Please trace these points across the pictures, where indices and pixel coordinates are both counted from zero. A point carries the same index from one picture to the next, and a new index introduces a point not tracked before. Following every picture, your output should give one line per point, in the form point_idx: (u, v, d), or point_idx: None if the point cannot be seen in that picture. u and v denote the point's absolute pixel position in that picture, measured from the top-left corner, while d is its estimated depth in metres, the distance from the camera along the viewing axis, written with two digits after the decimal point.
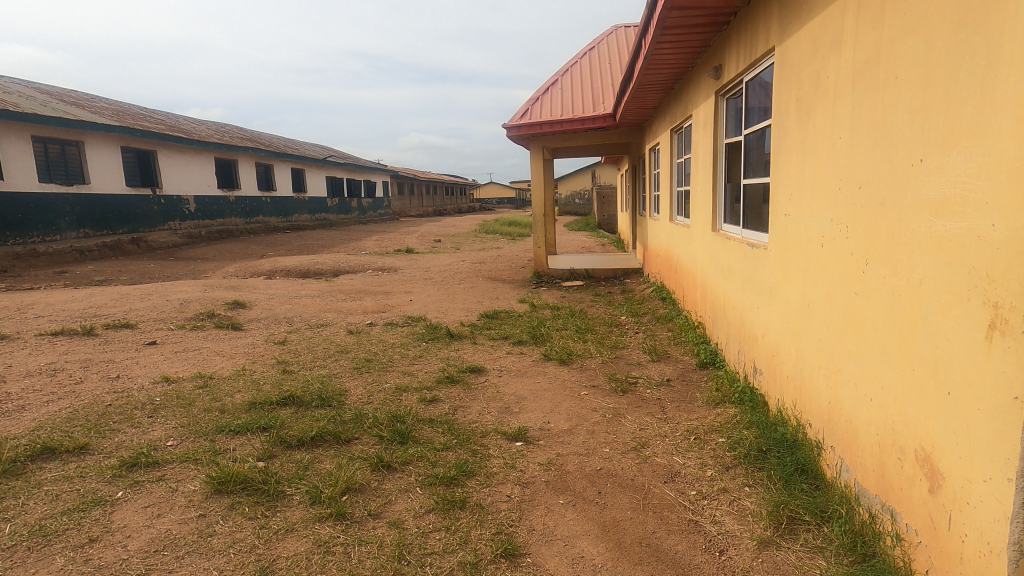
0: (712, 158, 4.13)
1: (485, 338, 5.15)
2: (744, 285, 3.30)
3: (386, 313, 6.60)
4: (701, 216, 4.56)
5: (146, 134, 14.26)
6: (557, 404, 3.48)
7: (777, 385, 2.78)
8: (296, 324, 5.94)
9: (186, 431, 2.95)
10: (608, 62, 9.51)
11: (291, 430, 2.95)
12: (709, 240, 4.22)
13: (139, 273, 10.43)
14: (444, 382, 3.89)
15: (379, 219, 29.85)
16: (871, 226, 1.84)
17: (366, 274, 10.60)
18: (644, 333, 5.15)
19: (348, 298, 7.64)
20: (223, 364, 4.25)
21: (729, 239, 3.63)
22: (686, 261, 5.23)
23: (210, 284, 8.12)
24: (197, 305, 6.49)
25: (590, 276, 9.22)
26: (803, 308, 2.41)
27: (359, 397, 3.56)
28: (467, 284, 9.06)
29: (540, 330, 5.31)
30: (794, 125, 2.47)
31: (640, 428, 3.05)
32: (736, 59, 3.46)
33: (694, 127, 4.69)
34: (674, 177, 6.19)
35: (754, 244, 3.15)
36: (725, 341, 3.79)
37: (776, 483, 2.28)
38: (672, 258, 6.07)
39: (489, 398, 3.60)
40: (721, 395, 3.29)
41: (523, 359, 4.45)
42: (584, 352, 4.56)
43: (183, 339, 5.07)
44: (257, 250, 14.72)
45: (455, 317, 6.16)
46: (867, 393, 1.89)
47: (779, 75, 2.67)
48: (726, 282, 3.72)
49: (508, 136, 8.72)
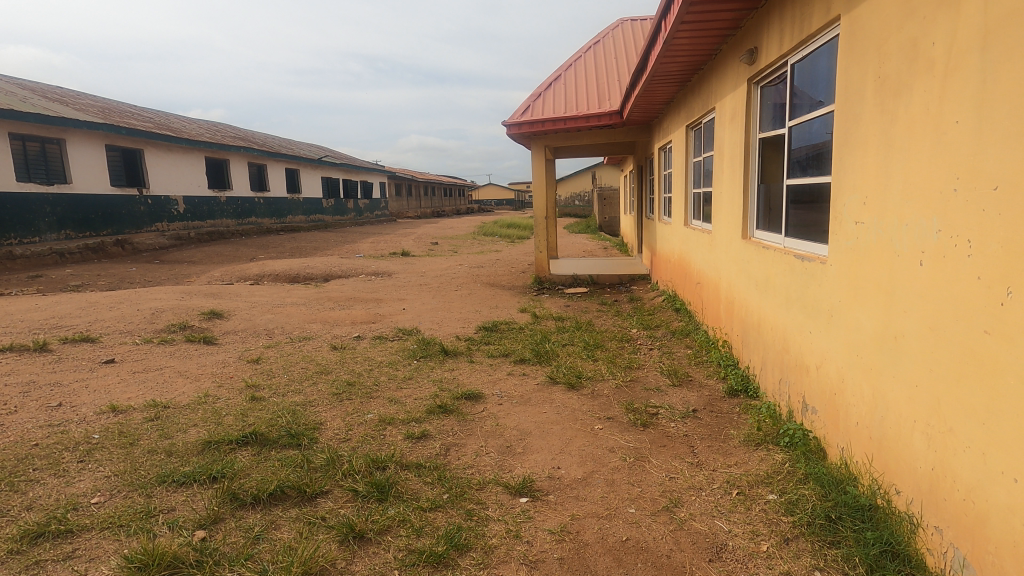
0: (742, 156, 3.64)
1: (483, 356, 4.63)
2: (789, 303, 2.80)
3: (376, 324, 6.08)
4: (726, 221, 4.05)
5: (133, 132, 13.71)
6: (568, 442, 2.96)
7: (839, 431, 2.27)
8: (275, 338, 5.41)
9: (120, 482, 2.43)
10: (613, 57, 9.01)
11: (246, 482, 2.42)
12: (738, 248, 3.72)
13: (119, 277, 9.89)
14: (435, 413, 3.37)
15: (375, 220, 29.30)
16: (1014, 241, 1.33)
17: (358, 279, 10.07)
18: (660, 351, 4.63)
19: (336, 306, 7.12)
20: (185, 389, 3.72)
21: (766, 249, 3.12)
22: (706, 270, 4.71)
23: (188, 291, 7.59)
24: (170, 315, 5.95)
25: (594, 282, 8.72)
26: (887, 342, 1.91)
27: (335, 432, 3.05)
28: (464, 291, 8.53)
29: (544, 346, 4.80)
30: (872, 109, 1.98)
31: (670, 477, 2.53)
32: (778, 39, 2.97)
33: (718, 121, 4.19)
34: (689, 177, 5.68)
35: (801, 255, 2.65)
36: (761, 366, 3.27)
37: (856, 569, 1.77)
38: (688, 266, 5.56)
39: (487, 434, 3.09)
40: (763, 434, 2.78)
41: (526, 383, 3.92)
42: (595, 374, 4.05)
43: (147, 357, 4.54)
44: (246, 252, 14.18)
45: (450, 330, 5.65)
46: (1004, 469, 1.38)
47: (845, 50, 2.17)
48: (760, 297, 3.24)
49: (508, 134, 8.21)
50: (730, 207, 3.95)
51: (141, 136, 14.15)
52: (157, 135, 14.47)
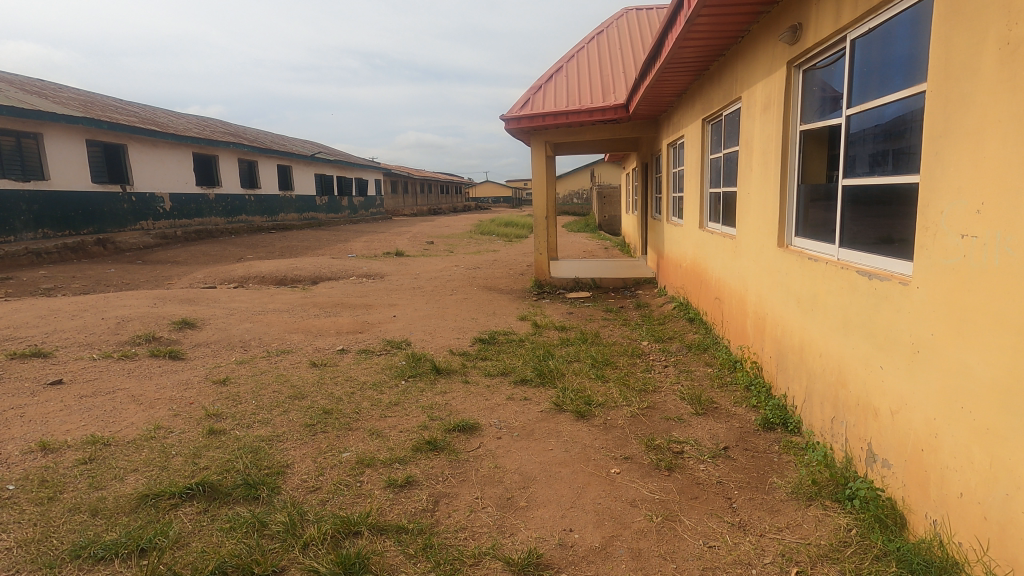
0: (779, 151, 3.16)
1: (479, 375, 4.13)
2: (846, 329, 2.33)
3: (363, 335, 5.58)
4: (756, 225, 3.57)
5: (114, 127, 13.15)
6: (579, 492, 2.49)
7: (929, 499, 1.81)
8: (250, 352, 4.90)
9: (22, 558, 1.92)
10: (618, 47, 8.51)
11: (181, 558, 1.93)
12: (772, 257, 3.24)
13: (95, 280, 9.34)
14: (422, 451, 2.88)
15: (369, 218, 28.74)
16: None
17: (348, 282, 9.56)
18: (677, 370, 4.15)
19: (321, 313, 6.60)
20: (134, 419, 3.21)
21: (814, 261, 2.64)
22: (728, 279, 4.23)
23: (163, 296, 7.06)
24: (137, 324, 5.44)
25: (596, 286, 8.25)
26: (1015, 397, 1.44)
27: (304, 479, 2.56)
28: (460, 296, 8.03)
29: (547, 363, 4.31)
30: (992, 86, 1.51)
31: (710, 546, 2.06)
32: (832, 11, 2.48)
33: (746, 111, 3.71)
34: (706, 175, 5.19)
35: (868, 271, 2.18)
36: (804, 398, 2.79)
37: None
38: (703, 272, 5.10)
39: (484, 479, 2.61)
40: (817, 486, 2.30)
41: (528, 411, 3.43)
42: (606, 399, 3.57)
43: (101, 376, 4.03)
44: (233, 252, 13.66)
45: (444, 342, 5.16)
46: None
47: (946, 15, 1.70)
48: (804, 317, 2.77)
49: (507, 128, 7.73)
50: (760, 210, 3.47)
51: (124, 132, 13.61)
52: (141, 130, 13.92)
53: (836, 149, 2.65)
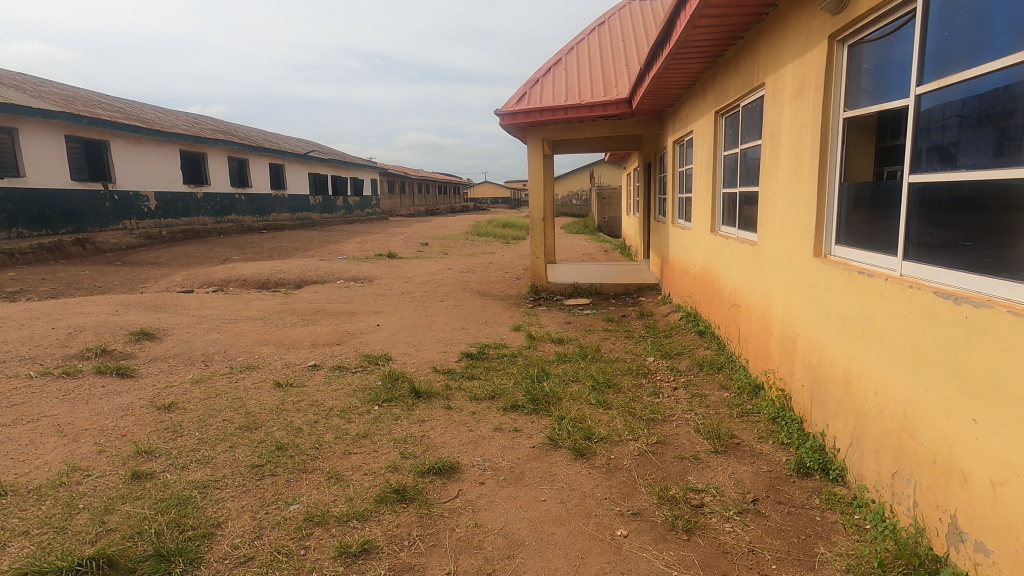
0: (816, 144, 2.67)
1: (463, 400, 3.62)
2: (918, 366, 1.84)
3: (340, 348, 5.06)
4: (782, 231, 3.09)
5: (95, 123, 12.63)
6: (577, 563, 1.99)
7: None
8: (211, 368, 4.39)
9: None
10: (621, 39, 8.03)
11: None
12: (806, 268, 2.75)
13: (65, 282, 8.80)
14: (387, 503, 2.38)
15: (365, 218, 28.21)
16: None
17: (334, 286, 9.05)
18: (688, 395, 3.65)
19: (299, 322, 6.10)
20: (48, 457, 2.69)
21: (867, 278, 2.15)
22: (748, 291, 3.74)
23: (129, 302, 6.53)
24: (90, 335, 4.92)
25: (596, 292, 7.76)
26: None
27: (234, 545, 2.06)
28: (451, 302, 7.52)
29: (541, 385, 3.82)
30: None
31: None
32: None
33: (772, 99, 3.22)
34: (718, 175, 4.70)
35: (953, 293, 1.69)
36: (852, 442, 2.31)
37: None
38: (716, 282, 4.61)
39: (459, 544, 2.11)
40: (882, 567, 1.81)
41: (517, 448, 2.92)
42: (610, 431, 3.08)
43: (30, 399, 3.52)
44: (219, 252, 13.14)
45: (428, 357, 4.66)
46: None
47: None
48: (852, 344, 2.28)
49: (501, 124, 7.24)
50: (789, 213, 2.98)
51: (106, 127, 13.07)
52: (123, 126, 13.39)
53: (903, 139, 2.14)
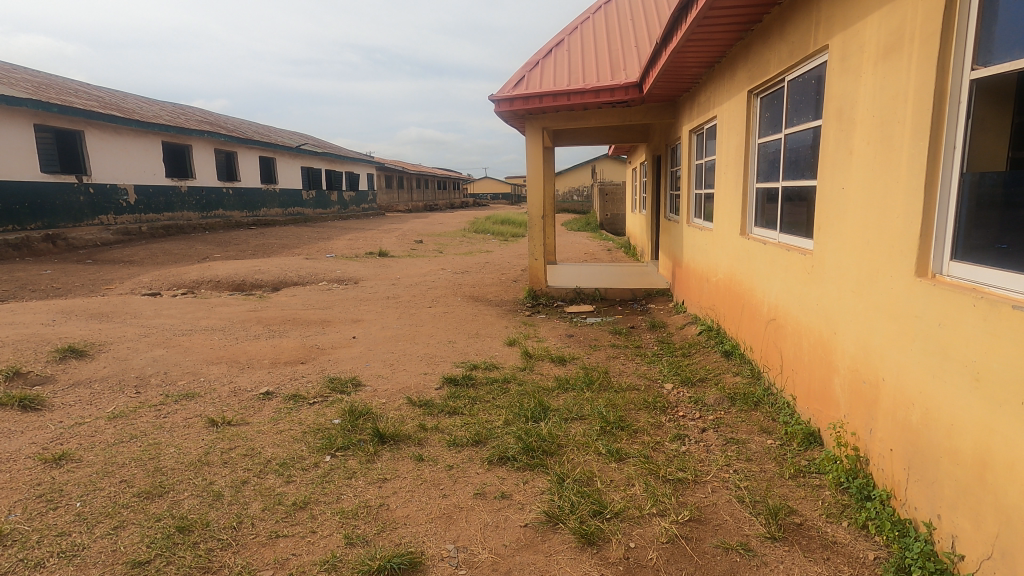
0: (921, 121, 1.91)
1: (439, 447, 2.87)
2: None
3: (302, 370, 4.30)
4: (858, 239, 2.32)
5: (67, 111, 11.83)
6: None
7: None
8: (139, 398, 3.62)
9: None
10: (629, 17, 7.27)
11: None
12: (901, 292, 2.00)
13: (21, 284, 8.04)
14: None
15: (360, 214, 27.37)
16: None
17: (315, 288, 8.29)
18: (722, 441, 2.89)
19: (263, 334, 5.34)
20: None
21: None
22: (797, 312, 2.97)
23: (73, 308, 5.76)
24: (5, 353, 4.16)
25: (601, 297, 7.01)
26: None
27: None
28: (439, 309, 6.76)
29: (537, 426, 3.06)
30: None
31: None
32: None
33: (843, 64, 2.47)
34: (752, 167, 3.94)
35: None
36: (993, 557, 1.56)
37: None
38: (748, 295, 3.84)
39: None
40: None
41: (503, 529, 2.18)
42: (625, 501, 2.33)
43: None
44: (199, 250, 12.35)
45: (404, 383, 3.90)
46: None
47: None
48: (995, 412, 1.54)
49: (497, 112, 6.49)
50: (870, 214, 2.23)
51: (80, 116, 12.27)
52: (99, 115, 12.59)
53: None
